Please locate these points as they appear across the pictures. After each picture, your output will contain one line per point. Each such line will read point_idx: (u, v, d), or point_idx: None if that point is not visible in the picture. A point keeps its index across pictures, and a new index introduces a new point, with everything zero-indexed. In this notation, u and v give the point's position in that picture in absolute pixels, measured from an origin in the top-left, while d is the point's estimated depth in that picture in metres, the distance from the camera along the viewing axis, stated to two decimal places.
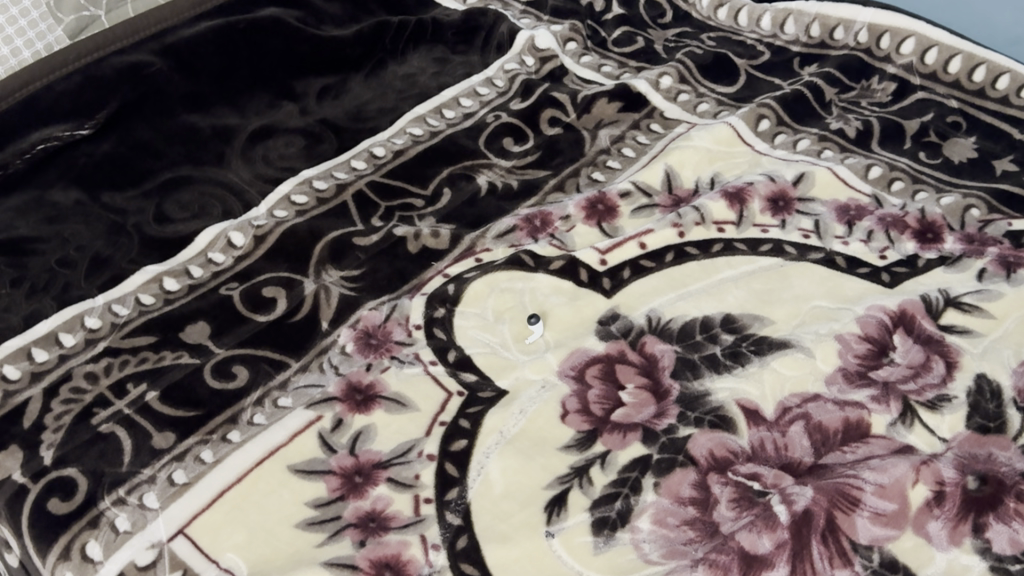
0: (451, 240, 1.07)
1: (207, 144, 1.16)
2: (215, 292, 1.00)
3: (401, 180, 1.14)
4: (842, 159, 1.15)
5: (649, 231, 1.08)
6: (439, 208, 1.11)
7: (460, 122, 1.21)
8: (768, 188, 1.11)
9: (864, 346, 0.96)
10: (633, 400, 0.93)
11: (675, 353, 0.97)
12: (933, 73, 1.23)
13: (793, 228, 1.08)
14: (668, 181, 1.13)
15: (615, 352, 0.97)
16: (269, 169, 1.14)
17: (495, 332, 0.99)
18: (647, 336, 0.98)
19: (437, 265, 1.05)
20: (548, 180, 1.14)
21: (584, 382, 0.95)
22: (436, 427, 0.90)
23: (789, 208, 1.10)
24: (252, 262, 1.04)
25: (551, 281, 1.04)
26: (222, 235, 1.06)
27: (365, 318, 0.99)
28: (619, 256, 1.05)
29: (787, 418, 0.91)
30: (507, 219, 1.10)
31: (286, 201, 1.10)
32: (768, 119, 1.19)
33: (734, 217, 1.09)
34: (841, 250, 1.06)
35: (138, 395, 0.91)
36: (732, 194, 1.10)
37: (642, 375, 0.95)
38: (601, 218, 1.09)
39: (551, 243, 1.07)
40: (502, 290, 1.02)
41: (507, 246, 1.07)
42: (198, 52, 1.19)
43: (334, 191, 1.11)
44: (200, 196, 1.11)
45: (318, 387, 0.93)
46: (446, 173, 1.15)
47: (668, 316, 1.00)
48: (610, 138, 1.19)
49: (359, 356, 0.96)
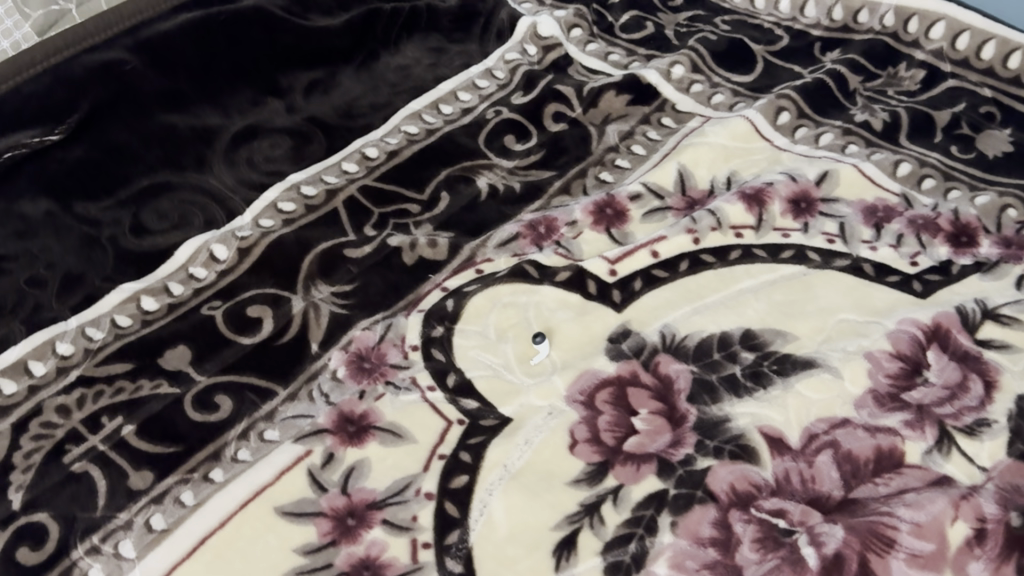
0: (450, 250, 1.00)
1: (187, 146, 1.07)
2: (196, 311, 0.94)
3: (395, 183, 1.06)
4: (868, 154, 1.07)
5: (662, 238, 1.00)
6: (436, 215, 1.03)
7: (458, 119, 1.13)
8: (789, 189, 1.03)
9: (896, 365, 0.89)
10: (646, 428, 0.87)
11: (691, 374, 0.90)
12: (964, 60, 1.15)
13: (817, 231, 1.01)
14: (681, 182, 1.05)
15: (627, 374, 0.90)
16: (253, 174, 1.07)
17: (497, 352, 0.92)
18: (661, 355, 0.92)
19: (434, 278, 0.98)
20: (553, 182, 1.07)
21: (594, 408, 0.88)
22: (435, 462, 0.84)
23: (812, 210, 1.02)
24: (237, 278, 0.97)
25: (557, 294, 0.96)
26: (203, 248, 0.99)
27: (358, 339, 0.92)
28: (630, 266, 0.98)
29: (815, 447, 0.84)
30: (510, 225, 1.02)
31: (273, 208, 1.03)
32: (789, 112, 1.11)
33: (754, 220, 1.01)
34: (869, 257, 0.99)
35: (113, 430, 0.84)
36: (751, 195, 1.03)
37: (656, 399, 0.89)
38: (610, 223, 1.02)
39: (557, 252, 1.00)
40: (505, 305, 0.95)
41: (511, 255, 1.00)
42: (174, 45, 1.08)
43: (323, 197, 1.04)
44: (180, 205, 1.03)
45: (308, 417, 0.86)
46: (443, 175, 1.07)
47: (684, 332, 0.93)
48: (619, 135, 1.11)
49: (351, 382, 0.89)
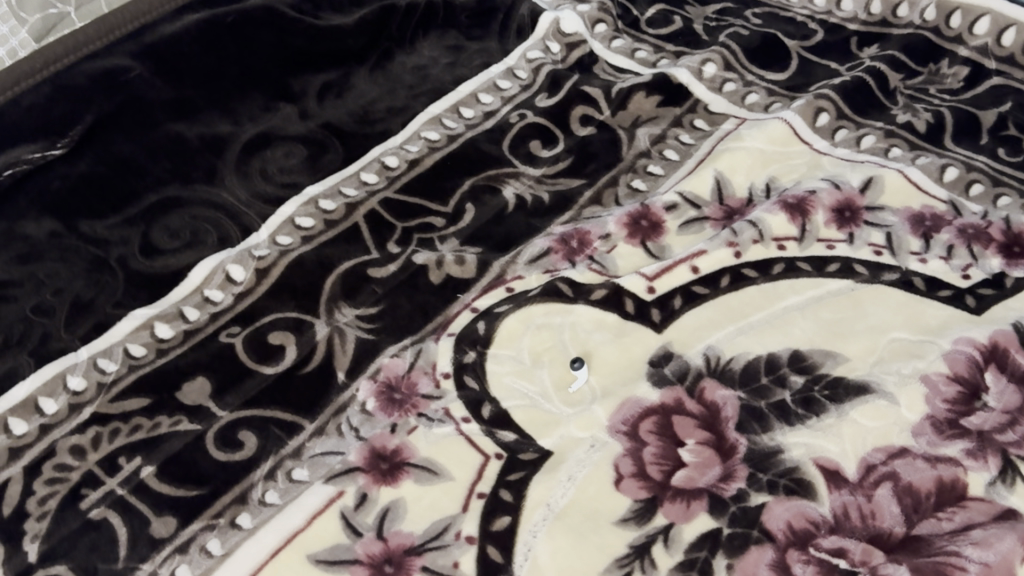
0: (478, 267, 0.95)
1: (196, 158, 1.02)
2: (214, 338, 0.89)
3: (417, 194, 1.01)
4: (913, 158, 1.03)
5: (702, 252, 0.95)
6: (462, 228, 0.98)
7: (480, 123, 1.07)
8: (832, 198, 0.99)
9: (953, 389, 0.85)
10: (695, 460, 0.82)
11: (738, 400, 0.86)
12: (1010, 57, 1.10)
13: (863, 243, 0.96)
14: (718, 190, 1.00)
15: (671, 402, 0.86)
16: (268, 186, 1.01)
17: (534, 379, 0.87)
18: (706, 380, 0.87)
19: (463, 297, 0.93)
20: (583, 192, 1.01)
21: (638, 439, 0.83)
22: (474, 501, 0.79)
23: (856, 219, 0.98)
24: (255, 301, 0.92)
25: (594, 313, 0.92)
26: (219, 269, 0.93)
27: (387, 367, 0.87)
28: (669, 283, 0.93)
29: (873, 479, 0.80)
30: (540, 240, 0.97)
31: (290, 224, 0.97)
32: (828, 113, 1.06)
33: (797, 231, 0.97)
34: (919, 270, 0.94)
35: (132, 472, 0.80)
36: (793, 205, 0.98)
37: (704, 428, 0.84)
38: (646, 236, 0.97)
39: (591, 268, 0.95)
40: (539, 327, 0.91)
41: (543, 272, 0.95)
42: (181, 51, 1.03)
43: (343, 211, 0.98)
44: (192, 221, 0.97)
45: (338, 454, 0.81)
46: (468, 185, 1.02)
47: (728, 354, 0.89)
48: (650, 139, 1.06)
49: (381, 415, 0.84)
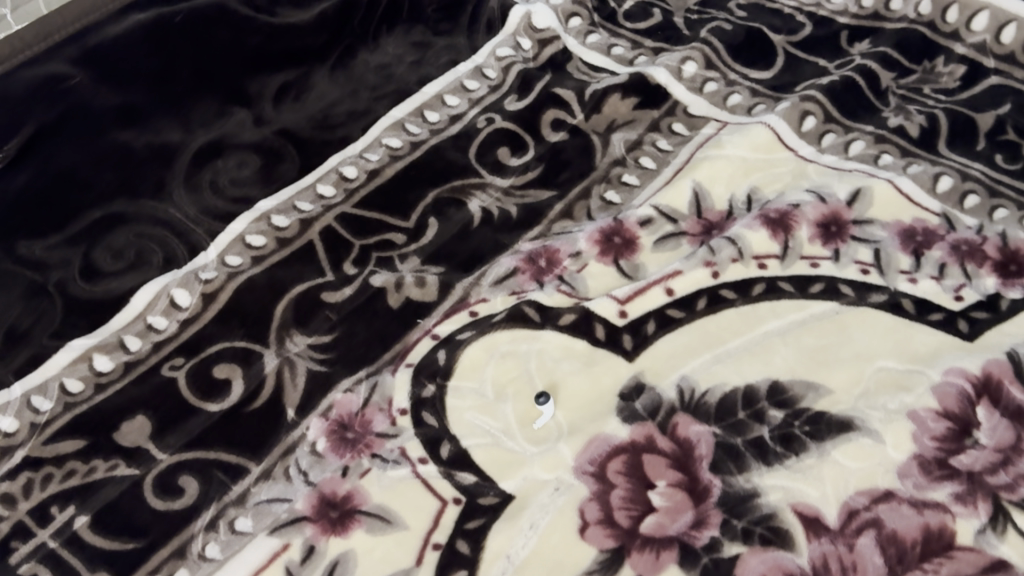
0: (440, 289, 0.89)
1: (143, 170, 0.94)
2: (156, 372, 0.83)
3: (377, 208, 0.95)
4: (904, 166, 0.97)
5: (677, 273, 0.90)
6: (424, 245, 0.92)
7: (446, 129, 1.01)
8: (817, 212, 0.93)
9: (943, 425, 0.80)
10: (666, 504, 0.77)
11: (713, 437, 0.81)
12: (1010, 55, 1.04)
13: (850, 260, 0.91)
14: (697, 203, 0.94)
15: (642, 439, 0.80)
16: (218, 201, 0.95)
17: (496, 414, 0.82)
18: (679, 415, 0.82)
19: (423, 323, 0.87)
20: (554, 205, 0.95)
21: (606, 481, 0.78)
22: (429, 553, 0.74)
23: (843, 234, 0.92)
24: (201, 329, 0.86)
25: (562, 340, 0.86)
26: (163, 293, 0.88)
27: (339, 404, 0.82)
28: (642, 306, 0.88)
29: (855, 527, 0.75)
30: (506, 259, 0.91)
31: (240, 242, 0.92)
32: (814, 116, 1.01)
33: (779, 248, 0.91)
34: (908, 291, 0.89)
35: (64, 523, 0.74)
36: (775, 220, 0.92)
37: (676, 468, 0.79)
38: (619, 253, 0.91)
39: (560, 290, 0.89)
40: (503, 355, 0.85)
41: (509, 294, 0.89)
42: (130, 54, 0.91)
43: (297, 228, 0.93)
44: (136, 239, 0.91)
45: (284, 502, 0.76)
46: (432, 197, 0.96)
47: (704, 385, 0.83)
48: (626, 145, 1.00)
49: (332, 456, 0.79)
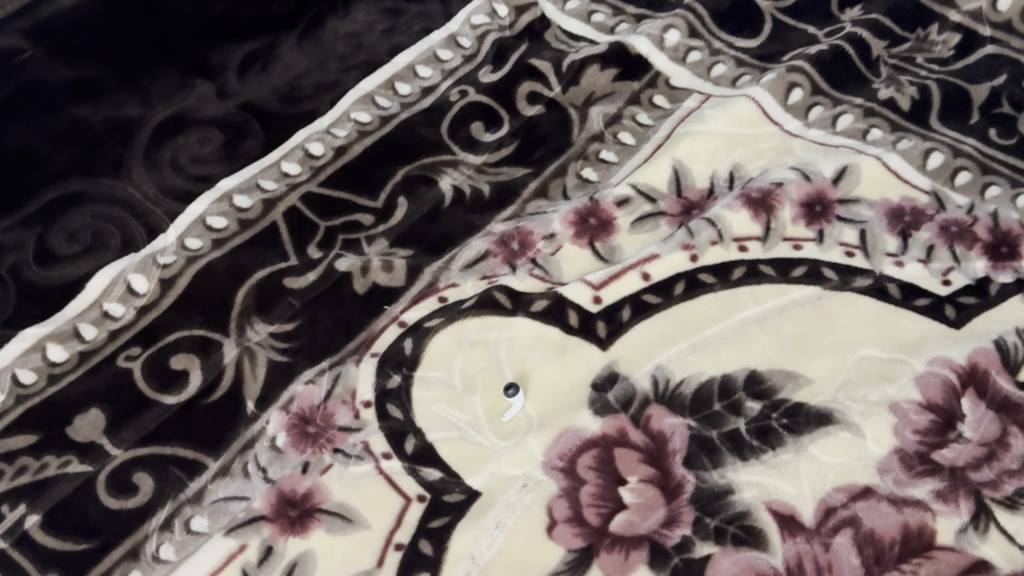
0: (408, 274, 0.86)
1: (102, 147, 0.88)
2: (111, 363, 0.80)
3: (344, 187, 0.91)
4: (894, 141, 0.93)
5: (654, 257, 0.86)
6: (392, 226, 0.89)
7: (417, 101, 0.97)
8: (802, 190, 0.90)
9: (926, 418, 0.77)
10: (637, 501, 0.75)
11: (688, 430, 0.78)
12: (1007, 24, 1.00)
13: (834, 242, 0.87)
14: (676, 181, 0.91)
15: (614, 433, 0.78)
16: (178, 179, 0.90)
17: (463, 406, 0.79)
18: (653, 407, 0.79)
19: (390, 309, 0.84)
20: (528, 183, 0.92)
21: (575, 477, 0.76)
22: (391, 553, 0.72)
23: (827, 214, 0.89)
24: (159, 317, 0.83)
25: (533, 327, 0.83)
26: (119, 279, 0.85)
27: (301, 397, 0.79)
28: (617, 291, 0.85)
29: (832, 525, 0.73)
30: (477, 241, 0.88)
31: (200, 224, 0.88)
32: (802, 88, 0.97)
33: (760, 230, 0.88)
34: (894, 275, 0.85)
35: (15, 523, 0.72)
36: (757, 200, 0.89)
37: (648, 463, 0.76)
38: (594, 235, 0.88)
39: (532, 274, 0.86)
40: (472, 344, 0.82)
41: (479, 279, 0.86)
42: (83, 26, 0.85)
43: (259, 209, 0.89)
44: (93, 221, 0.86)
45: (242, 500, 0.74)
46: (401, 175, 0.92)
47: (680, 375, 0.80)
48: (604, 119, 0.95)
49: (293, 452, 0.76)
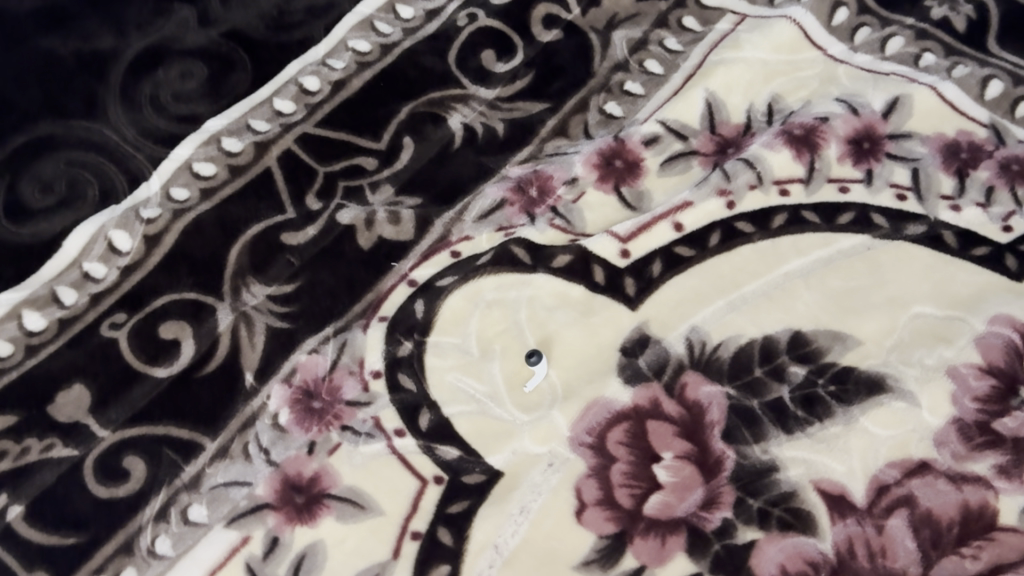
0: (417, 226, 0.78)
1: (72, 82, 0.82)
2: (94, 332, 0.73)
3: (343, 127, 0.82)
4: (949, 67, 0.84)
5: (687, 205, 0.78)
6: (398, 171, 0.81)
7: (421, 27, 0.87)
8: (848, 126, 0.81)
9: (986, 384, 0.71)
10: (673, 480, 0.69)
11: (727, 400, 0.71)
12: None
13: (883, 184, 0.79)
14: (710, 116, 0.82)
15: (646, 404, 0.71)
16: (158, 120, 0.82)
17: (482, 376, 0.73)
18: (688, 374, 0.72)
19: (398, 266, 0.77)
20: (546, 120, 0.83)
21: (605, 454, 0.70)
22: (408, 542, 0.66)
23: (876, 151, 0.81)
24: (145, 278, 0.76)
25: (555, 284, 0.76)
26: (99, 236, 0.77)
27: (304, 367, 0.72)
28: (646, 244, 0.77)
29: (885, 505, 0.67)
30: (492, 188, 0.80)
31: (187, 172, 0.80)
32: (847, 7, 0.87)
33: (803, 171, 0.80)
34: (950, 221, 0.78)
35: None
36: (799, 138, 0.81)
37: (684, 438, 0.70)
38: (620, 179, 0.80)
39: (553, 225, 0.78)
40: (489, 305, 0.75)
41: (495, 230, 0.78)
42: None
43: (251, 153, 0.81)
44: (67, 168, 0.79)
45: (243, 486, 0.68)
46: (406, 112, 0.83)
47: (716, 338, 0.74)
48: (628, 46, 0.86)
49: (297, 430, 0.70)
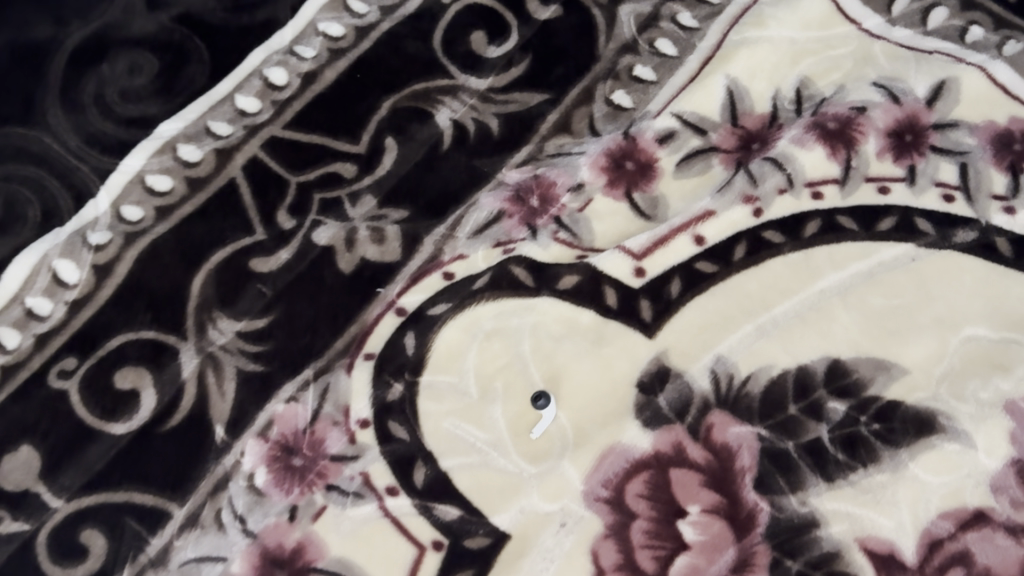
0: (404, 245, 0.69)
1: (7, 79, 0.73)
2: (41, 382, 0.64)
3: (316, 128, 0.73)
4: (999, 44, 0.75)
5: (708, 215, 0.69)
6: (380, 179, 0.71)
7: (399, 5, 0.77)
8: (887, 117, 0.72)
9: None
10: (701, 539, 0.61)
11: (758, 443, 0.64)
12: None
13: (928, 182, 0.71)
14: (732, 106, 0.73)
15: (668, 450, 0.64)
16: (106, 123, 0.72)
17: (483, 421, 0.64)
18: (715, 414, 0.64)
19: (385, 292, 0.68)
20: (546, 114, 0.74)
21: (624, 510, 0.62)
22: None
23: (919, 145, 0.72)
24: (96, 314, 0.66)
25: (562, 310, 0.67)
26: (42, 266, 0.68)
27: (282, 419, 0.64)
28: (663, 260, 0.68)
29: (938, 564, 0.60)
30: (487, 197, 0.71)
31: (139, 186, 0.70)
32: None
33: (838, 171, 0.71)
34: (1004, 225, 0.69)
35: None
36: (833, 132, 0.72)
37: (712, 488, 0.63)
38: (632, 184, 0.71)
39: (558, 239, 0.69)
40: (488, 336, 0.66)
41: (493, 247, 0.69)
42: None
43: (212, 162, 0.71)
44: (3, 185, 0.70)
45: (218, 561, 0.60)
46: (388, 107, 0.74)
47: (745, 370, 0.65)
48: (637, 22, 0.77)
49: (277, 493, 0.62)
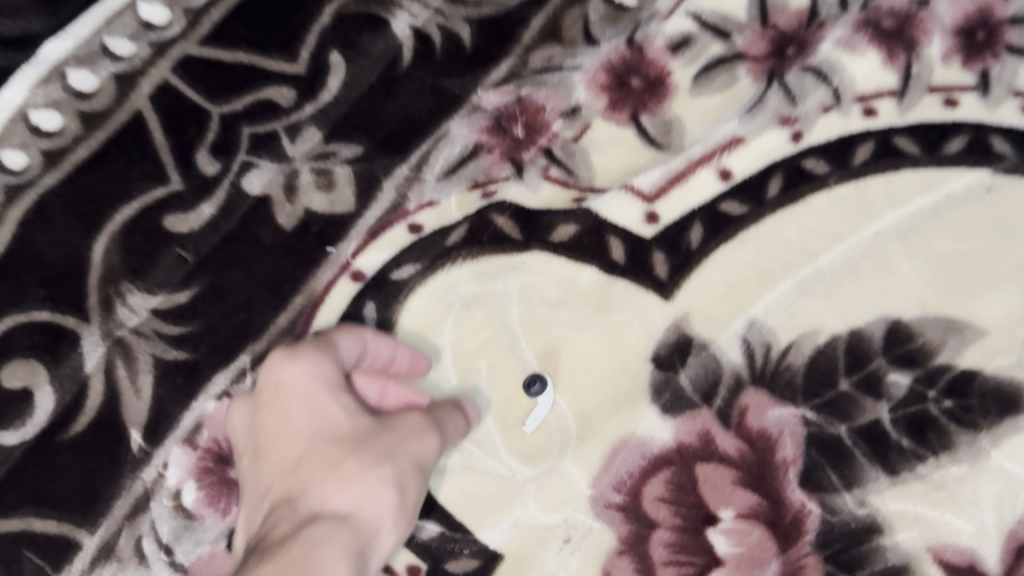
0: (358, 191, 0.56)
1: None
2: None
3: (240, 43, 0.55)
4: None
5: (736, 142, 0.56)
6: (324, 109, 0.56)
7: None
8: (955, 9, 0.58)
9: None
10: (737, 552, 0.49)
11: (804, 428, 0.51)
12: None
13: (1004, 92, 0.57)
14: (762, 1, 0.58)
15: (694, 441, 0.51)
16: None
17: None
18: (749, 394, 0.52)
19: (336, 251, 0.55)
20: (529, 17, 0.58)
21: (642, 519, 0.50)
22: None
23: (994, 44, 0.57)
24: None
25: (557, 269, 0.55)
26: None
27: (212, 421, 0.52)
28: (681, 201, 0.55)
29: None
30: (460, 126, 0.57)
31: (20, 125, 0.52)
32: None
33: (895, 81, 0.57)
34: None
35: None
36: (889, 32, 0.57)
37: (749, 487, 0.50)
38: (639, 104, 0.57)
39: (550, 177, 0.57)
40: (467, 304, 0.54)
41: (469, 190, 0.56)
42: None
43: (115, 92, 0.54)
44: None
45: None
46: (330, 13, 0.56)
47: (785, 337, 0.53)
48: None
49: (212, 514, 0.52)
